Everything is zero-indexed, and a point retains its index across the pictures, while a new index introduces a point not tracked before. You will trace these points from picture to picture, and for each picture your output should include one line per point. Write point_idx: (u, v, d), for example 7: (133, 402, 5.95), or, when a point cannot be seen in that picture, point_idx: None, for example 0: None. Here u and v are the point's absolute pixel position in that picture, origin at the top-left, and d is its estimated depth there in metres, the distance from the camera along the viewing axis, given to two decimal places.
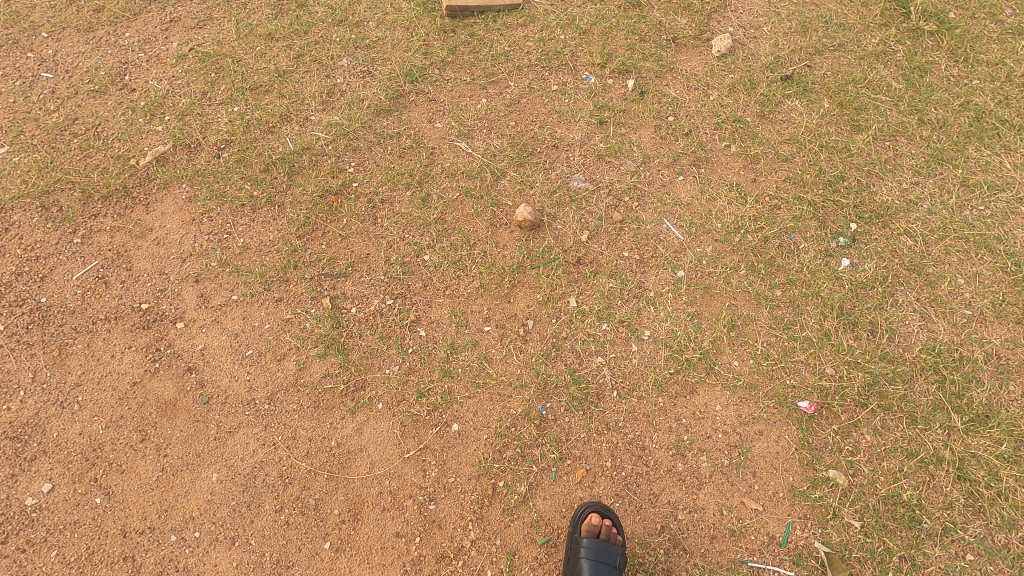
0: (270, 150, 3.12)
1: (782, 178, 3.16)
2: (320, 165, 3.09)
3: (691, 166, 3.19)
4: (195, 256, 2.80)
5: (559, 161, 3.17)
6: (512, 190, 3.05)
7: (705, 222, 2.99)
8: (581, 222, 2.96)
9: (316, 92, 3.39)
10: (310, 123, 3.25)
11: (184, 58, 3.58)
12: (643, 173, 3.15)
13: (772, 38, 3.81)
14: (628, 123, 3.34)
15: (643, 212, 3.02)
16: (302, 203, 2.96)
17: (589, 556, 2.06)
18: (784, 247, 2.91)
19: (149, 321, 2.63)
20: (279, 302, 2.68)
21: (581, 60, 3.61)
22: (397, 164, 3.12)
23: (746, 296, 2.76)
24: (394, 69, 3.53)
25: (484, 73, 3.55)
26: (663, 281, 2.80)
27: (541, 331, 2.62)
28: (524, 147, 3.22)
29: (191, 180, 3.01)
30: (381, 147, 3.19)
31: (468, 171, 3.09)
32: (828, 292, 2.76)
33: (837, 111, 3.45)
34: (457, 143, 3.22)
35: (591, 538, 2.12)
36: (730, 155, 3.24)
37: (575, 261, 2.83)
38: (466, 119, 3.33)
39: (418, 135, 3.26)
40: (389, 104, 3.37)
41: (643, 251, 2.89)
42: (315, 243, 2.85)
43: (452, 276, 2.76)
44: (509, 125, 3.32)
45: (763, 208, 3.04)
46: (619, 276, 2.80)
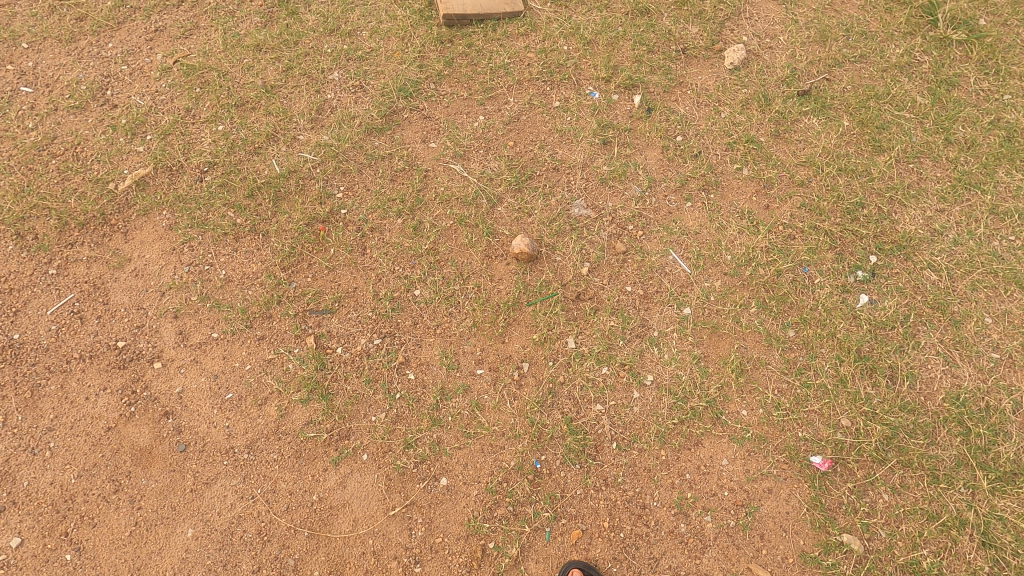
0: (255, 173, 2.96)
1: (797, 205, 2.96)
2: (307, 190, 2.93)
3: (700, 191, 3.00)
4: (175, 289, 2.66)
5: (559, 185, 3.00)
6: (508, 217, 2.88)
7: (714, 253, 2.81)
8: (582, 253, 2.79)
9: (304, 109, 3.22)
10: (298, 143, 3.09)
11: (168, 70, 3.42)
12: (648, 199, 2.97)
13: (789, 48, 3.58)
14: (633, 144, 3.15)
15: (647, 242, 2.84)
16: (287, 231, 2.81)
17: None
18: (798, 282, 2.72)
19: (125, 361, 2.51)
20: (261, 341, 2.54)
21: (584, 73, 3.41)
22: (388, 189, 2.96)
23: (756, 337, 2.58)
24: (388, 83, 3.35)
25: (482, 87, 3.36)
26: (667, 320, 2.63)
27: (537, 374, 2.47)
28: (522, 169, 3.04)
29: (171, 207, 2.87)
30: (371, 169, 3.03)
31: (462, 197, 2.92)
32: (845, 333, 2.58)
33: (858, 130, 3.24)
34: (452, 165, 3.05)
35: None
36: (741, 179, 3.05)
37: (575, 297, 2.67)
38: (462, 139, 3.15)
39: (411, 156, 3.09)
40: (382, 121, 3.20)
41: (646, 285, 2.72)
42: (300, 276, 2.70)
43: (443, 313, 2.61)
44: (507, 145, 3.14)
45: (776, 238, 2.85)
46: (620, 314, 2.63)
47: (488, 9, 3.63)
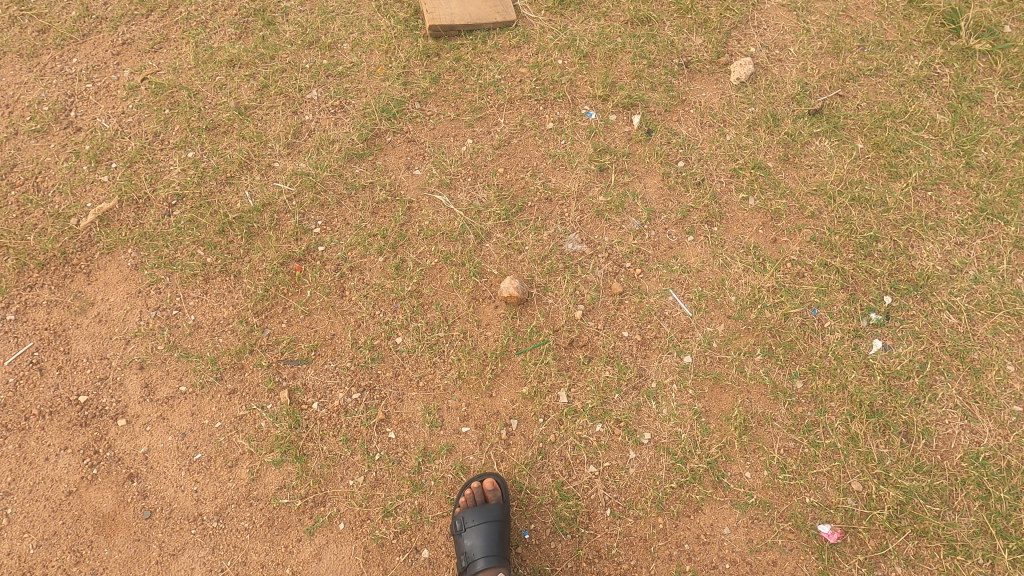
0: (227, 207, 2.77)
1: (806, 239, 2.77)
2: (282, 225, 2.74)
3: (702, 224, 2.81)
4: (140, 337, 2.49)
5: (551, 218, 2.80)
6: (497, 254, 2.69)
7: (717, 294, 2.63)
8: (576, 295, 2.61)
9: (280, 133, 3.02)
10: (273, 172, 2.89)
11: (136, 89, 3.20)
12: (647, 233, 2.78)
13: (800, 60, 3.35)
14: (632, 171, 2.95)
15: (646, 282, 2.66)
16: (261, 271, 2.63)
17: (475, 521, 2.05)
18: (806, 327, 2.55)
19: (87, 418, 2.35)
20: (232, 396, 2.38)
21: (581, 91, 3.19)
22: (370, 223, 2.77)
23: (761, 389, 2.42)
24: (370, 103, 3.14)
25: (471, 107, 3.14)
26: (667, 370, 2.46)
27: (526, 432, 2.31)
28: (513, 200, 2.85)
29: (137, 244, 2.68)
30: (351, 201, 2.83)
31: (449, 232, 2.74)
32: (856, 385, 2.41)
33: (873, 154, 3.03)
34: (438, 195, 2.85)
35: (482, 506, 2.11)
36: (747, 210, 2.85)
37: (567, 344, 2.50)
38: (449, 166, 2.95)
39: (394, 185, 2.89)
40: (363, 146, 3.00)
41: (645, 331, 2.55)
42: (275, 321, 2.53)
43: (427, 363, 2.44)
44: (497, 172, 2.94)
45: (783, 277, 2.67)
46: (616, 363, 2.47)
47: (478, 19, 3.39)
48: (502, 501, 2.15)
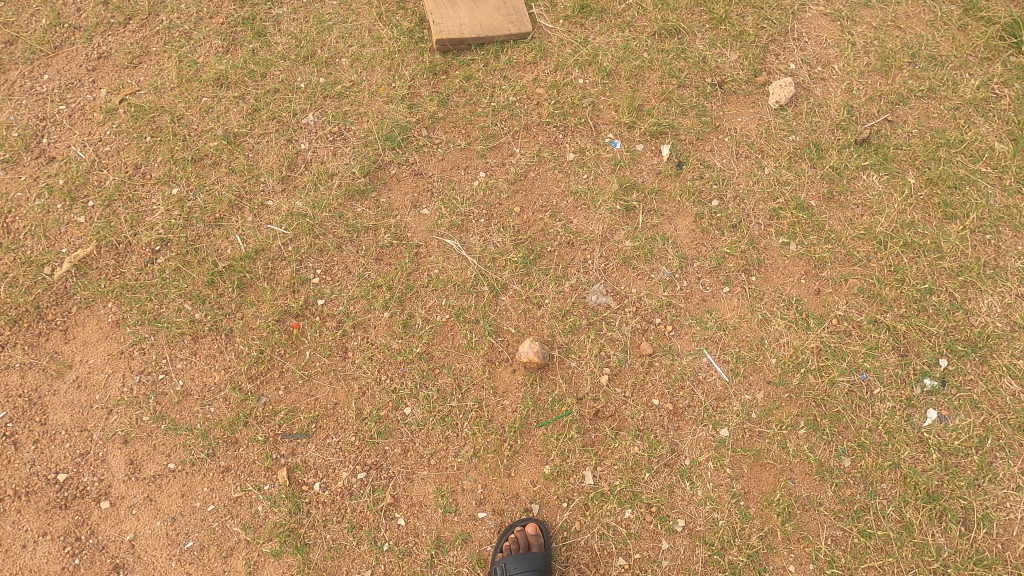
0: (216, 254, 2.51)
1: (853, 291, 2.52)
2: (277, 274, 2.49)
3: (739, 273, 2.56)
4: (123, 406, 2.27)
5: (573, 266, 2.55)
6: (514, 310, 2.45)
7: (756, 356, 2.40)
8: (601, 357, 2.38)
9: (274, 165, 2.73)
10: (267, 212, 2.63)
11: (113, 112, 2.89)
12: (678, 284, 2.53)
13: (845, 79, 3.03)
14: (661, 210, 2.68)
15: (677, 341, 2.43)
16: (255, 329, 2.39)
17: (516, 569, 1.95)
18: (853, 394, 2.33)
19: (67, 499, 2.15)
20: (225, 475, 2.17)
21: (604, 116, 2.89)
22: (374, 272, 2.52)
23: (805, 468, 2.22)
24: (372, 130, 2.84)
25: (482, 134, 2.84)
26: (702, 444, 2.25)
27: (549, 518, 2.13)
28: (531, 245, 2.59)
29: (118, 297, 2.44)
30: (353, 245, 2.58)
31: (461, 283, 2.49)
32: (909, 464, 2.22)
33: (926, 191, 2.74)
34: (448, 239, 2.59)
35: (524, 552, 2.01)
36: (788, 256, 2.59)
37: (592, 415, 2.28)
38: (460, 204, 2.68)
39: (399, 227, 2.62)
40: (365, 181, 2.72)
41: (677, 398, 2.33)
42: (271, 388, 2.31)
43: (438, 438, 2.22)
44: (512, 212, 2.67)
45: (829, 336, 2.43)
46: (646, 436, 2.26)
47: (489, 32, 3.06)
48: (544, 549, 2.05)
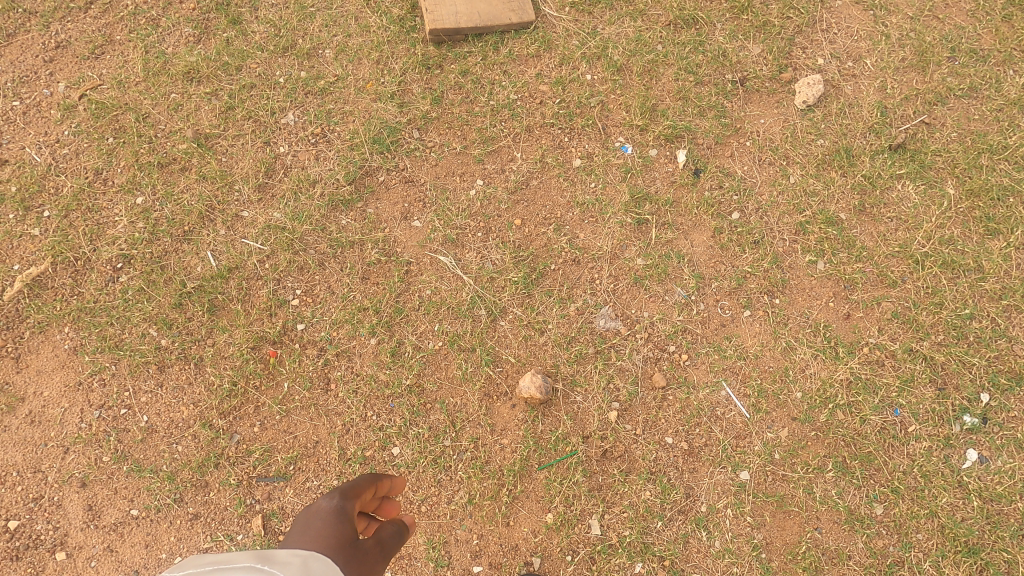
0: (185, 272, 2.27)
1: (887, 315, 2.29)
2: (252, 295, 2.26)
3: (761, 295, 2.33)
4: (81, 445, 2.06)
5: (580, 286, 2.32)
6: (514, 336, 2.23)
7: (780, 389, 2.18)
8: (609, 390, 2.16)
9: (249, 171, 2.47)
10: (241, 224, 2.38)
11: (72, 109, 2.62)
12: (695, 307, 2.30)
13: (878, 76, 2.76)
14: (676, 224, 2.43)
15: (693, 372, 2.21)
16: (227, 357, 2.16)
17: None
18: (886, 433, 2.12)
19: (19, 549, 1.96)
20: (194, 523, 1.98)
21: (613, 117, 2.62)
22: (359, 292, 2.29)
23: (833, 516, 2.03)
24: (358, 131, 2.58)
25: (480, 136, 2.58)
26: (720, 488, 2.05)
27: (552, 572, 1.96)
28: (533, 263, 2.35)
29: (76, 321, 2.20)
30: (337, 262, 2.34)
31: (456, 306, 2.26)
32: (948, 513, 2.02)
33: (966, 203, 2.49)
34: (441, 256, 2.36)
35: None
36: (816, 277, 2.36)
37: (599, 456, 2.08)
38: (454, 216, 2.43)
39: (388, 242, 2.38)
40: (350, 190, 2.47)
41: (693, 437, 2.12)
42: (245, 425, 2.09)
43: (430, 482, 2.03)
44: (513, 225, 2.43)
45: (860, 367, 2.21)
46: (659, 480, 2.05)
47: (489, 21, 2.77)
48: None
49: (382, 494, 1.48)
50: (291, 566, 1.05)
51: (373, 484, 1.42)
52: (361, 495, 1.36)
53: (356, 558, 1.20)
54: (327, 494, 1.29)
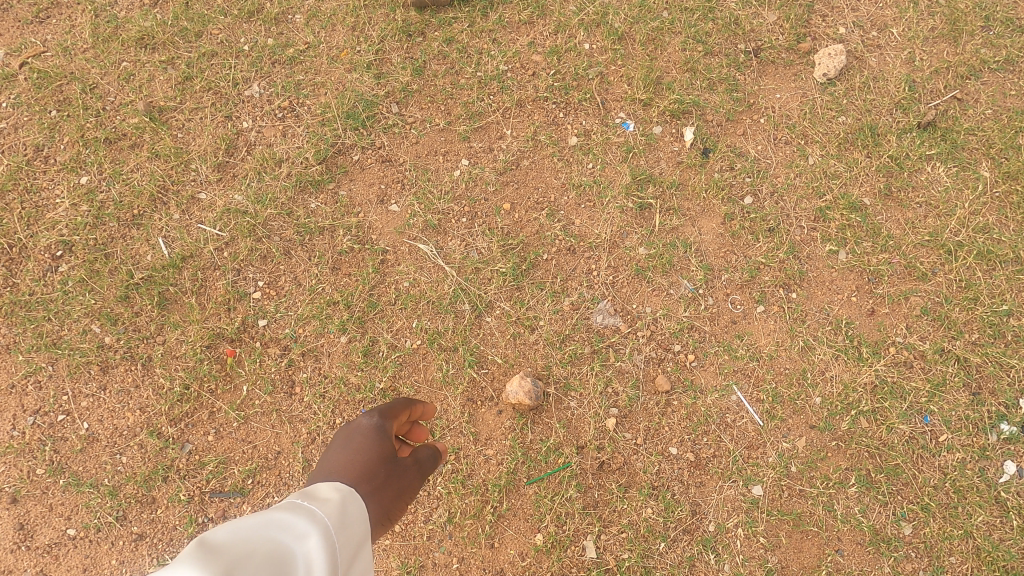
0: (133, 261, 2.03)
1: (915, 311, 2.06)
2: (208, 287, 2.02)
3: (776, 289, 2.10)
4: (13, 455, 1.84)
5: (575, 279, 2.09)
6: (501, 334, 2.00)
7: (797, 394, 1.96)
8: (607, 395, 1.95)
9: (208, 148, 2.22)
10: (197, 207, 2.13)
11: (11, 79, 2.33)
12: (702, 302, 2.07)
13: (905, 46, 2.47)
14: (682, 209, 2.19)
15: (701, 374, 1.99)
16: (179, 357, 1.93)
17: None
18: (915, 443, 1.91)
19: None
20: (138, 543, 1.77)
21: (613, 91, 2.36)
22: (329, 284, 2.05)
23: (855, 537, 1.83)
24: (330, 104, 2.31)
25: (466, 111, 2.33)
26: (730, 505, 1.85)
27: None
28: (523, 252, 2.11)
29: (9, 316, 1.97)
30: (304, 250, 2.10)
31: (436, 300, 2.03)
32: (983, 532, 1.81)
33: (1003, 186, 2.24)
34: (421, 244, 2.12)
35: None
36: (837, 268, 2.12)
37: (595, 469, 1.87)
38: (436, 200, 2.19)
39: (362, 228, 2.14)
40: (320, 170, 2.21)
41: (700, 447, 1.90)
42: (198, 433, 1.86)
43: None
44: (501, 210, 2.19)
45: (887, 369, 1.98)
46: (662, 496, 1.85)
47: None
48: None
49: (415, 416, 1.40)
50: (329, 504, 1.02)
51: (408, 409, 1.34)
52: (397, 419, 1.29)
53: (392, 485, 1.15)
54: (365, 415, 1.22)
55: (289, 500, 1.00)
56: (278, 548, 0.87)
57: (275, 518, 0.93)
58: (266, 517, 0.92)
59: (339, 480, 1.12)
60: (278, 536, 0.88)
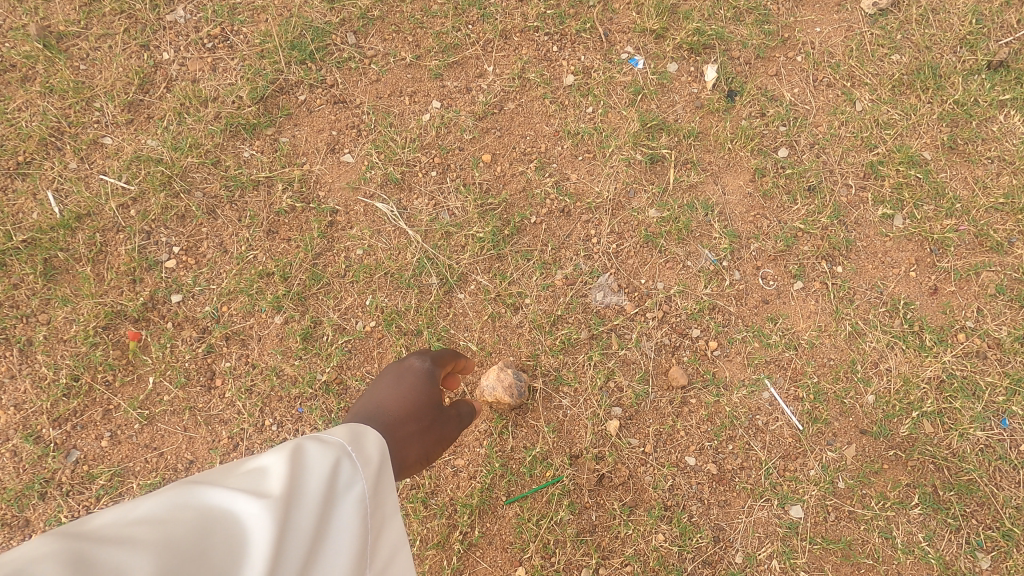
0: (15, 221, 1.63)
1: (988, 290, 1.67)
2: (108, 253, 1.61)
3: (818, 261, 1.70)
4: None
5: (569, 247, 1.69)
6: (477, 315, 1.61)
7: (844, 392, 1.57)
8: (608, 392, 1.57)
9: (115, 83, 1.78)
10: (100, 154, 1.71)
11: None
12: (726, 277, 1.67)
13: None
14: (702, 163, 1.78)
15: (725, 366, 1.60)
16: (67, 340, 1.54)
17: None
18: (993, 454, 1.52)
19: None
20: None
21: (620, 18, 1.91)
22: (262, 251, 1.64)
23: (917, 571, 1.46)
24: (270, 32, 1.84)
25: (438, 41, 1.87)
26: (762, 531, 1.48)
27: None
28: (506, 215, 1.71)
29: None
30: (233, 209, 1.68)
31: (396, 272, 1.63)
32: None
33: None
34: (379, 202, 1.71)
35: None
36: (892, 237, 1.73)
37: (591, 484, 1.51)
38: (399, 150, 1.77)
39: (307, 183, 1.73)
40: (255, 113, 1.78)
41: (723, 457, 1.53)
42: (89, 435, 1.48)
43: None
44: (480, 163, 1.77)
45: (956, 361, 1.59)
46: (675, 518, 1.48)
47: None
48: None
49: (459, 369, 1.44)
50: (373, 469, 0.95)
51: (456, 362, 1.39)
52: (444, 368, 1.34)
53: (434, 430, 1.22)
54: (419, 358, 1.29)
55: (347, 437, 0.94)
56: (332, 501, 0.82)
57: (333, 457, 0.87)
58: (327, 455, 0.86)
59: (391, 413, 1.19)
60: (335, 484, 0.83)
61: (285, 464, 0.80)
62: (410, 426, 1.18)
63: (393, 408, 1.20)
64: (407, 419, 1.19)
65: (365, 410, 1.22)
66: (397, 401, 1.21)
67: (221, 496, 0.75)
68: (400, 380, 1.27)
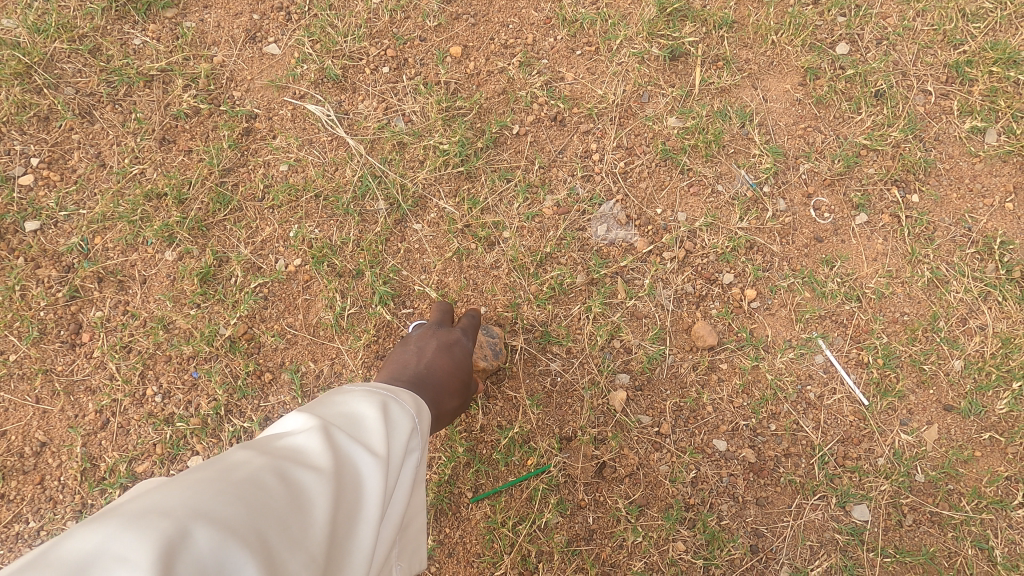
0: None
1: None
2: None
3: (886, 188, 1.27)
4: None
5: (562, 166, 1.28)
6: (440, 252, 1.22)
7: (924, 357, 1.19)
8: (613, 357, 1.18)
9: None
10: None
11: None
12: (767, 206, 1.26)
13: None
14: (738, 61, 1.33)
15: (766, 323, 1.21)
16: None
17: None
18: None
19: None
20: None
21: None
22: (152, 166, 1.23)
23: None
24: None
25: None
26: (815, 538, 1.13)
27: None
28: (479, 123, 1.28)
29: None
30: (114, 111, 1.26)
31: (331, 194, 1.22)
32: None
33: None
34: (310, 102, 1.28)
35: None
36: (982, 157, 1.28)
37: (588, 477, 1.14)
38: (339, 38, 1.30)
39: (212, 78, 1.29)
40: None
41: (764, 442, 1.16)
42: None
43: None
44: (447, 58, 1.32)
45: None
46: (701, 521, 1.13)
47: None
48: None
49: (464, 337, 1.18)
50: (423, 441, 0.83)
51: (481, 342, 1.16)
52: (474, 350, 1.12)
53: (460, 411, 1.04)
54: (470, 339, 1.07)
55: (408, 394, 0.84)
56: (416, 455, 0.76)
57: (412, 409, 0.80)
58: (408, 411, 0.78)
59: (440, 389, 0.97)
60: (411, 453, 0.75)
61: (379, 416, 0.72)
62: (451, 403, 0.98)
63: (434, 376, 0.98)
64: (451, 394, 0.99)
65: (401, 368, 0.99)
66: (439, 366, 1.00)
67: (329, 431, 0.67)
68: (442, 345, 1.04)
